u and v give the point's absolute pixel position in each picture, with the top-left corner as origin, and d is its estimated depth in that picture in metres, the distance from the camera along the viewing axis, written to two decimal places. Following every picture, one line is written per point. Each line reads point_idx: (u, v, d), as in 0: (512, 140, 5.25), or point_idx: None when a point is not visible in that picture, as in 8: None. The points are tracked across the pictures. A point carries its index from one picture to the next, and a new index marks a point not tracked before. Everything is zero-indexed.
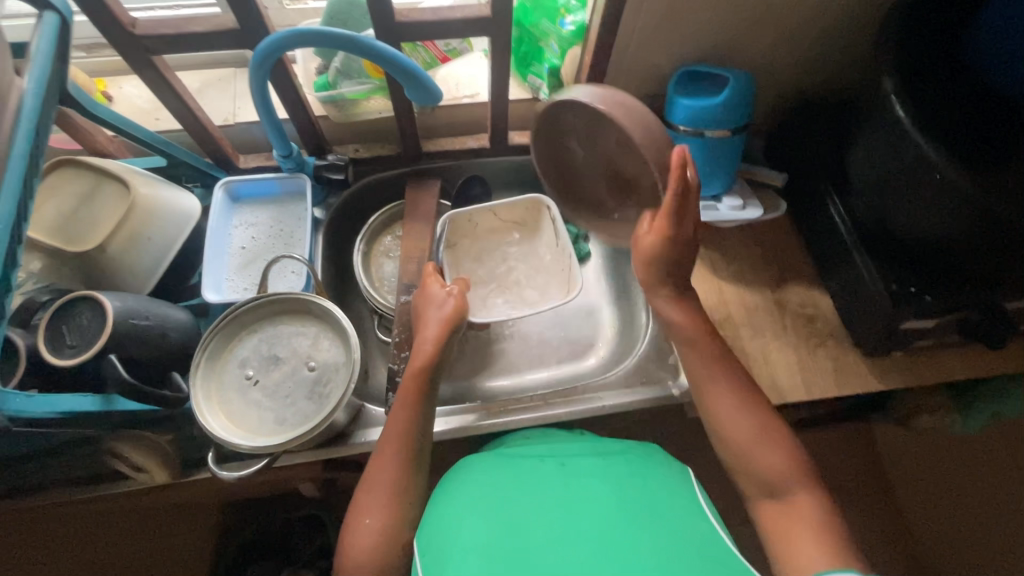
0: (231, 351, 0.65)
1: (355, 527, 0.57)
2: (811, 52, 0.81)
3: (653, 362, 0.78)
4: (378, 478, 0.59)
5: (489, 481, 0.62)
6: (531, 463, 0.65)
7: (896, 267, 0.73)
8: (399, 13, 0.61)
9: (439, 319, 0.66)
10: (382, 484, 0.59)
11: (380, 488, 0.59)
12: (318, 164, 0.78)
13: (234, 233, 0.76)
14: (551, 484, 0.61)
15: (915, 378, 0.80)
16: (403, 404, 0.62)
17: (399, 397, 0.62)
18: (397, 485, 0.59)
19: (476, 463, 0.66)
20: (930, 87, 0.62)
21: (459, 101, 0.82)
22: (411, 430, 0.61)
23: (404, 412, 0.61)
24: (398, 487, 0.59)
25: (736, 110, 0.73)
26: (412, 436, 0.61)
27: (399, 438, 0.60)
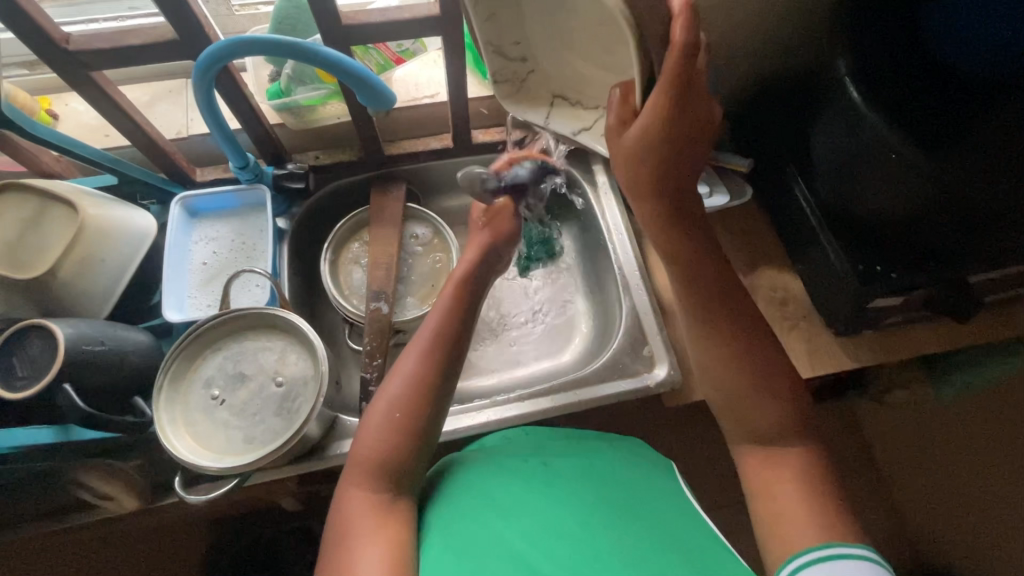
0: (196, 371, 0.63)
1: (373, 417, 0.57)
2: (768, 37, 0.82)
3: (629, 354, 0.78)
4: (399, 377, 0.58)
5: (473, 480, 0.60)
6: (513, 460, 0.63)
7: (866, 245, 0.73)
8: (344, 16, 0.59)
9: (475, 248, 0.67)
10: (404, 381, 0.58)
11: (406, 377, 0.58)
12: (278, 173, 0.76)
13: (195, 248, 0.74)
14: (533, 480, 0.60)
15: (886, 355, 0.82)
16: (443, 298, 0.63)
17: (438, 304, 0.63)
18: (421, 379, 0.58)
19: (461, 458, 0.65)
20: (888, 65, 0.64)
21: (419, 102, 0.80)
22: (453, 319, 0.61)
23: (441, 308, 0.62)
24: (425, 380, 0.58)
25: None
26: (443, 340, 0.60)
27: (429, 338, 0.60)
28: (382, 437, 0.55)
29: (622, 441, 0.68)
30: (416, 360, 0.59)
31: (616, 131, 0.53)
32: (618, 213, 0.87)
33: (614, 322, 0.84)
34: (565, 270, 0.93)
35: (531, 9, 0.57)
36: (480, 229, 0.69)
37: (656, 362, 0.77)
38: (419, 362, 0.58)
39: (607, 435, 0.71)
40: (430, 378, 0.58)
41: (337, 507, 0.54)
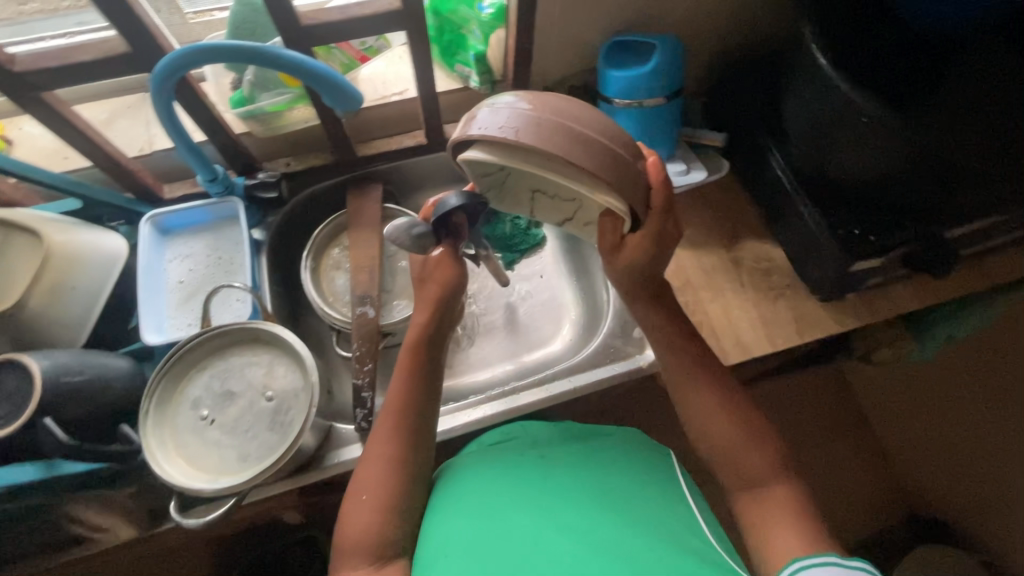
0: (182, 392, 0.62)
1: (352, 501, 0.56)
2: (735, 10, 0.81)
3: (619, 338, 0.78)
4: (373, 460, 0.58)
5: (472, 484, 0.60)
6: (512, 458, 0.64)
7: (842, 210, 0.75)
8: (303, 16, 0.57)
9: (427, 303, 0.64)
10: (374, 468, 0.57)
11: (376, 459, 0.58)
12: (248, 183, 0.74)
13: (170, 267, 0.72)
14: (531, 478, 0.60)
15: (871, 317, 0.83)
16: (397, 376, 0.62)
17: (397, 368, 0.62)
18: (394, 457, 0.58)
19: (459, 464, 0.65)
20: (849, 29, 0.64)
21: (388, 100, 0.78)
22: (411, 390, 0.61)
23: (398, 385, 0.61)
24: (398, 459, 0.58)
25: (667, 129, 0.81)
26: (405, 417, 0.60)
27: (393, 415, 0.60)
28: (360, 525, 0.54)
29: (620, 434, 0.68)
30: (384, 439, 0.58)
31: (607, 251, 0.59)
32: None
33: (602, 307, 0.84)
34: (548, 259, 0.93)
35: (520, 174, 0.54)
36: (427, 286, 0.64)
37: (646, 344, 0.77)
38: (386, 443, 0.58)
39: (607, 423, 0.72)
40: (399, 458, 0.58)
41: None
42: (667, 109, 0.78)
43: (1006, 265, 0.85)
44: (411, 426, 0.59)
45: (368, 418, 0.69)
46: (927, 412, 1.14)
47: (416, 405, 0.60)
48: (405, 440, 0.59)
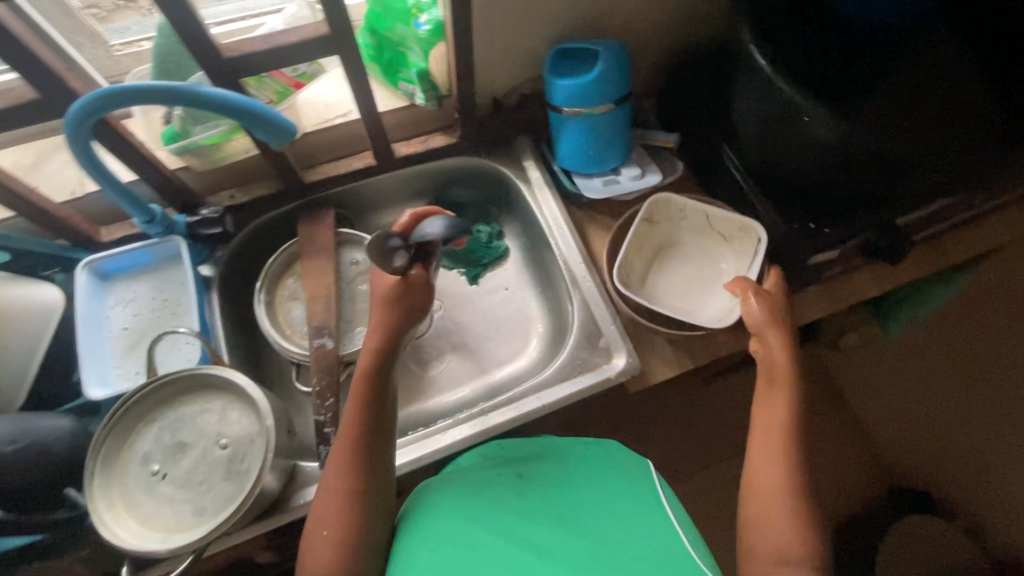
0: (130, 447, 0.59)
1: (311, 538, 0.54)
2: (679, 9, 0.80)
3: (586, 348, 0.78)
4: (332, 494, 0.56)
5: (444, 506, 0.59)
6: (486, 477, 0.64)
7: (796, 205, 0.76)
8: (225, 48, 0.55)
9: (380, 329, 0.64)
10: (331, 502, 0.55)
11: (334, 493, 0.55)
12: (190, 220, 0.71)
13: (113, 315, 0.69)
14: (508, 495, 0.60)
15: (833, 307, 0.84)
16: (351, 401, 0.61)
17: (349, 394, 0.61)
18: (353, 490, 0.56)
19: (432, 485, 0.64)
20: (778, 31, 0.65)
21: (332, 122, 0.76)
22: (366, 417, 0.59)
23: (351, 409, 0.60)
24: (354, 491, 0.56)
25: (619, 137, 0.80)
26: (360, 444, 0.58)
27: (348, 442, 0.58)
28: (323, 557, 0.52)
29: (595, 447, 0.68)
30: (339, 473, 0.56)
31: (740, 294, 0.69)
32: (555, 207, 0.84)
33: (567, 318, 0.83)
34: (512, 272, 0.92)
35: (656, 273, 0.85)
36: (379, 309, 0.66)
37: (613, 353, 0.76)
38: (341, 475, 0.56)
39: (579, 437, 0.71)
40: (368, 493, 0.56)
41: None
42: (617, 117, 0.78)
43: (959, 245, 0.87)
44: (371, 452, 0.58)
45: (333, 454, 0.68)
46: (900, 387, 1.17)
47: (369, 431, 0.59)
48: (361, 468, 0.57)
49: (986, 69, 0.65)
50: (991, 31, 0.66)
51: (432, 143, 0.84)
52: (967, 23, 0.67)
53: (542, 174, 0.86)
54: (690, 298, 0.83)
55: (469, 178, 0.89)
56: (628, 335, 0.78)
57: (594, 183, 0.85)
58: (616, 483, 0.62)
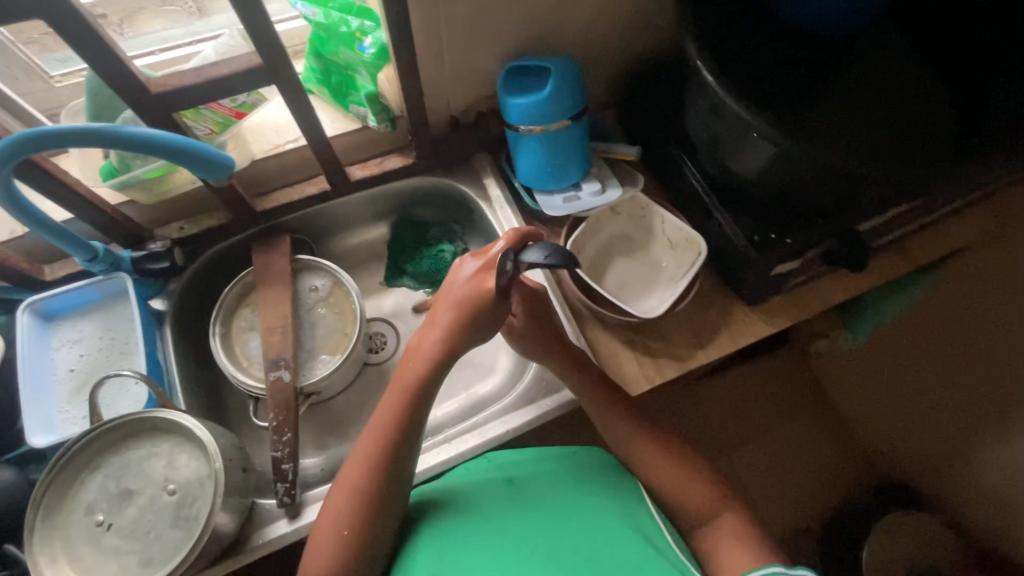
0: (74, 496, 0.57)
1: (319, 536, 0.55)
2: (634, 21, 0.79)
3: (550, 369, 0.76)
4: (340, 491, 0.57)
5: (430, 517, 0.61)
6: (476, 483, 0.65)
7: (758, 215, 0.75)
8: (153, 83, 0.54)
9: (450, 310, 0.63)
10: (338, 499, 0.56)
11: (342, 493, 0.56)
12: (136, 255, 0.69)
13: (58, 357, 0.67)
14: (489, 497, 0.62)
15: (800, 314, 0.83)
16: (392, 397, 0.61)
17: (391, 389, 0.62)
18: (363, 488, 0.56)
19: (429, 491, 0.65)
20: (725, 42, 0.64)
21: (283, 148, 0.74)
22: (400, 424, 0.59)
23: (393, 406, 0.61)
24: (365, 491, 0.56)
25: (578, 153, 0.78)
26: (383, 456, 0.58)
27: (376, 448, 0.58)
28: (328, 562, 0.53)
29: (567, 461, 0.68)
30: (354, 479, 0.57)
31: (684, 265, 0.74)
32: (516, 223, 0.82)
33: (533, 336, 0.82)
34: None
35: (605, 264, 0.85)
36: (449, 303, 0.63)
37: None
38: (359, 481, 0.56)
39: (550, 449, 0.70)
40: (372, 493, 0.56)
41: None
42: (574, 132, 0.75)
43: (923, 247, 0.87)
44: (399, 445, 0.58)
45: (291, 492, 0.66)
46: (883, 385, 1.17)
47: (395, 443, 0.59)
48: (381, 478, 0.57)
49: (936, 71, 0.65)
50: (937, 38, 0.67)
51: (388, 164, 0.82)
52: (917, 28, 0.68)
53: (503, 192, 0.84)
54: (625, 293, 0.83)
55: (430, 197, 0.88)
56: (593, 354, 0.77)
57: (554, 200, 0.82)
58: (591, 491, 0.63)
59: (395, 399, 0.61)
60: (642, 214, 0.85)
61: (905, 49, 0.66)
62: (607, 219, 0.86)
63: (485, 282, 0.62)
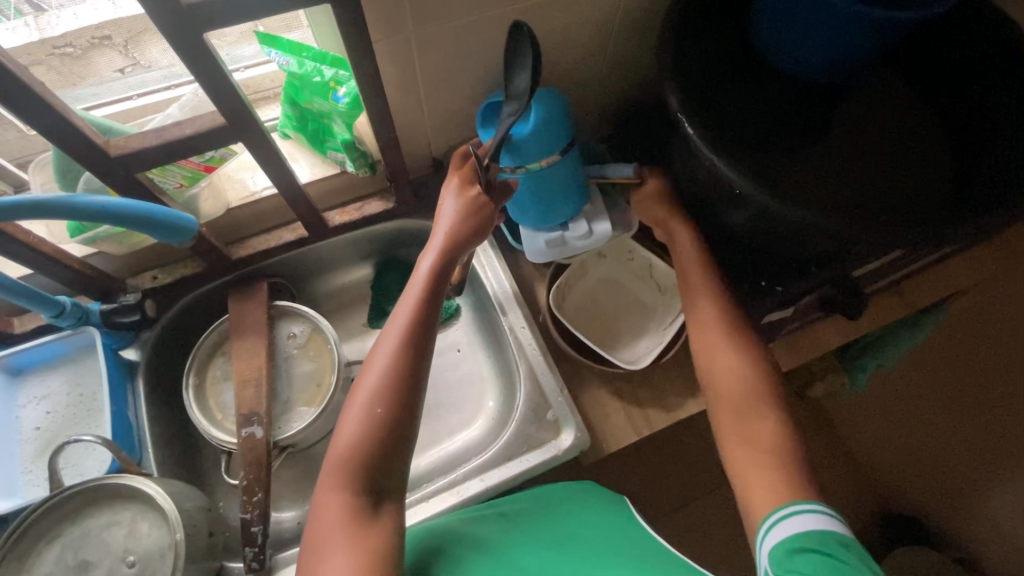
0: (29, 570, 0.55)
1: (338, 438, 0.54)
2: (620, 61, 0.77)
3: (533, 423, 0.73)
4: (362, 394, 0.54)
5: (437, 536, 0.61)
6: (473, 518, 0.64)
7: (746, 263, 0.71)
8: (112, 145, 0.53)
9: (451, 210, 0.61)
10: (352, 419, 0.54)
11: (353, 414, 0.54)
12: (105, 308, 0.68)
13: (23, 414, 0.66)
14: (488, 526, 0.62)
15: (795, 361, 0.80)
16: (410, 295, 0.59)
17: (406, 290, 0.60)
18: (380, 397, 0.54)
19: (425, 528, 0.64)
20: (708, 90, 0.62)
21: (257, 196, 0.73)
22: (415, 327, 0.58)
23: (410, 303, 0.59)
24: (386, 394, 0.54)
25: (569, 190, 0.69)
26: (404, 355, 0.56)
27: (394, 354, 0.56)
28: (354, 442, 0.53)
29: (557, 504, 0.67)
30: (350, 435, 0.53)
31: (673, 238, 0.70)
32: (500, 269, 0.82)
33: (516, 385, 0.79)
34: (464, 332, 0.88)
35: (588, 306, 0.82)
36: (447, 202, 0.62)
37: (561, 427, 0.72)
38: (353, 442, 0.53)
39: (546, 492, 0.70)
40: (398, 387, 0.55)
41: (312, 525, 0.51)
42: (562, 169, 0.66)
43: (924, 289, 0.83)
44: (414, 347, 0.57)
45: (259, 556, 0.64)
46: (890, 421, 1.13)
47: (406, 361, 0.56)
48: (389, 402, 0.54)
49: (931, 117, 0.63)
50: (933, 80, 0.64)
51: (368, 209, 0.80)
52: (911, 70, 0.65)
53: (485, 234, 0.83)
54: (607, 338, 0.80)
55: (413, 238, 0.85)
56: (577, 407, 0.74)
57: (537, 241, 0.75)
58: None
59: (409, 297, 0.59)
60: (630, 255, 0.83)
61: (898, 93, 0.64)
62: (596, 260, 0.83)
63: (469, 194, 0.62)
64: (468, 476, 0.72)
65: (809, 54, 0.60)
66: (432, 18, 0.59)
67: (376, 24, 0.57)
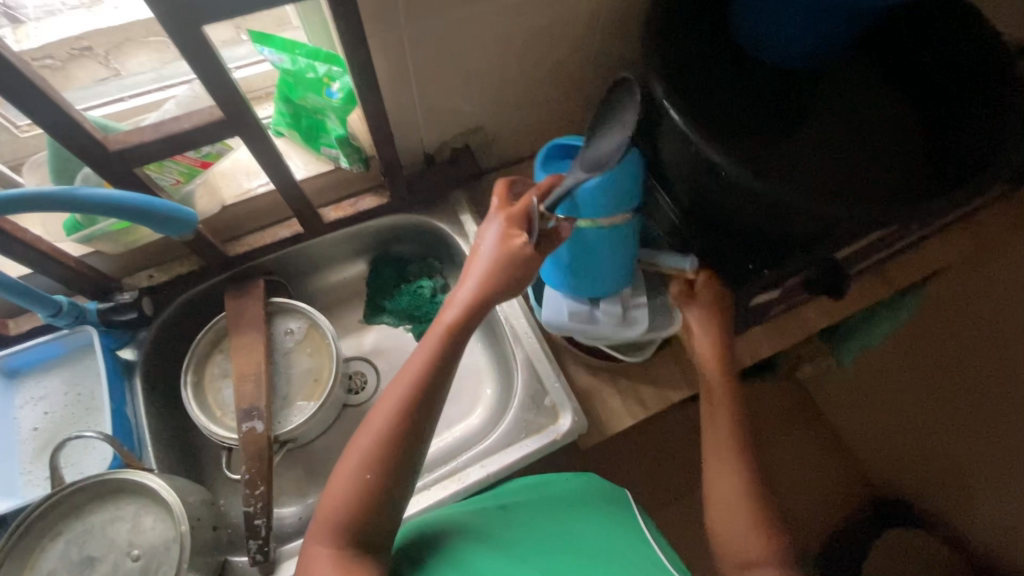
0: (33, 567, 0.55)
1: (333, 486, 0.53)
2: (605, 56, 0.79)
3: (531, 410, 0.75)
4: (353, 454, 0.52)
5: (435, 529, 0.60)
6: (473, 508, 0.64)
7: (732, 247, 0.73)
8: (111, 141, 0.53)
9: (487, 259, 0.57)
10: (342, 475, 0.52)
11: (343, 475, 0.52)
12: (102, 307, 0.68)
13: (21, 415, 0.66)
14: (487, 518, 0.61)
15: (783, 343, 0.83)
16: (427, 343, 0.57)
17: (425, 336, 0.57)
18: (371, 459, 0.52)
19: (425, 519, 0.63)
20: (691, 80, 0.64)
21: (252, 193, 0.74)
22: (421, 380, 0.55)
23: (423, 354, 0.56)
24: (381, 455, 0.52)
25: (619, 265, 0.67)
26: (405, 413, 0.54)
27: (394, 412, 0.53)
28: (341, 498, 0.51)
29: (557, 485, 0.67)
30: (338, 490, 0.52)
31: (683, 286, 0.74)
32: None
33: (513, 374, 0.80)
34: None
35: None
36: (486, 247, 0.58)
37: (558, 412, 0.74)
38: (338, 505, 0.51)
39: (545, 479, 0.70)
40: (391, 448, 0.52)
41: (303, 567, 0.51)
42: (618, 247, 0.64)
43: (904, 270, 0.86)
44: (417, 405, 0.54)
45: (263, 548, 0.64)
46: (876, 405, 1.16)
47: (403, 426, 0.53)
48: (381, 465, 0.52)
49: (903, 104, 0.66)
50: (905, 70, 0.67)
51: (362, 205, 0.81)
52: (884, 60, 0.68)
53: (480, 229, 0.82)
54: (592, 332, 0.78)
55: (408, 234, 0.86)
56: (573, 392, 0.76)
57: (561, 309, 0.72)
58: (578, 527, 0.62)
59: (424, 346, 0.56)
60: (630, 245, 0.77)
61: (872, 82, 0.67)
62: None
63: (513, 242, 0.57)
64: (467, 463, 0.73)
65: (787, 43, 0.62)
66: (423, 13, 0.60)
67: (369, 20, 0.59)
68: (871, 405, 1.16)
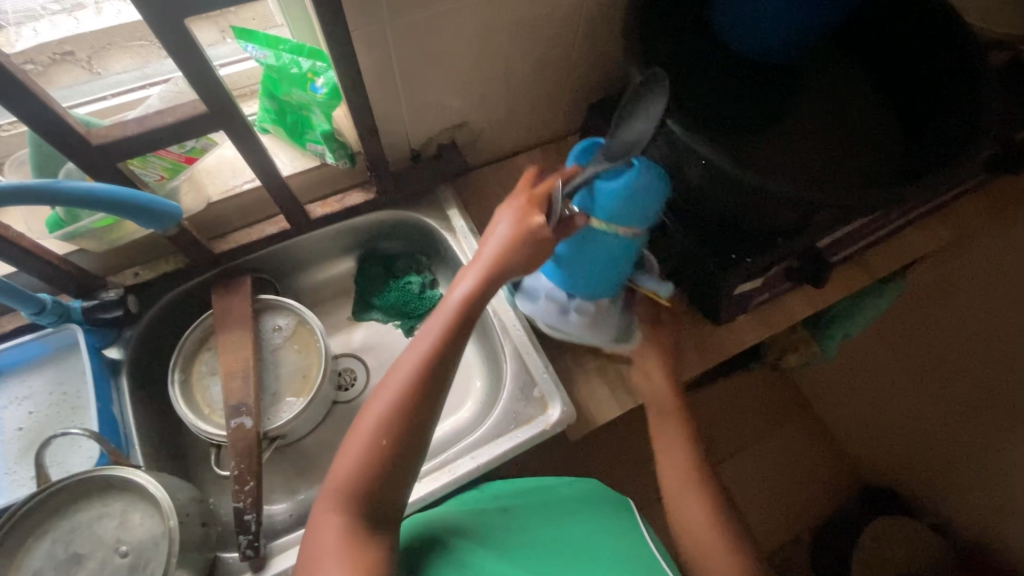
0: (18, 566, 0.54)
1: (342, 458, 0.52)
2: (587, 52, 0.80)
3: (520, 400, 0.75)
4: (364, 424, 0.52)
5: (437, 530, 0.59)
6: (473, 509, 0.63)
7: (716, 236, 0.73)
8: (94, 135, 0.53)
9: (503, 237, 0.58)
10: (354, 446, 0.51)
11: (355, 444, 0.51)
12: (87, 305, 0.67)
13: (5, 415, 0.65)
14: (488, 524, 0.60)
15: (768, 331, 0.84)
16: (438, 317, 0.57)
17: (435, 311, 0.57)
18: (383, 428, 0.51)
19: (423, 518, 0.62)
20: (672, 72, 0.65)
21: (237, 190, 0.74)
22: (436, 351, 0.54)
23: (437, 328, 0.56)
24: (396, 424, 0.52)
25: (606, 274, 0.69)
26: (418, 386, 0.53)
27: (406, 385, 0.53)
28: (354, 466, 0.51)
29: (553, 487, 0.67)
30: (350, 460, 0.51)
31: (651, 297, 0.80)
32: None
33: (502, 366, 0.81)
34: None
35: None
36: (502, 226, 0.59)
37: (548, 402, 0.74)
38: (350, 474, 0.50)
39: (535, 479, 0.70)
40: (406, 417, 0.52)
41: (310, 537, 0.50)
42: (619, 248, 0.65)
43: (887, 258, 0.87)
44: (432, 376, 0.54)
45: (254, 544, 0.63)
46: (862, 394, 1.17)
47: (417, 396, 0.53)
48: (395, 435, 0.51)
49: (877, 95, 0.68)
50: (881, 61, 0.69)
51: (349, 201, 0.81)
52: (858, 55, 0.71)
53: (467, 223, 0.83)
54: None
55: (395, 230, 0.87)
56: (562, 382, 0.76)
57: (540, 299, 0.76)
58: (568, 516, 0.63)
59: (436, 321, 0.56)
60: None
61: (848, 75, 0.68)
62: None
63: (532, 220, 0.58)
64: (458, 455, 0.73)
65: (765, 34, 0.63)
66: (406, 7, 0.61)
67: (352, 14, 0.59)
68: (857, 394, 1.18)
